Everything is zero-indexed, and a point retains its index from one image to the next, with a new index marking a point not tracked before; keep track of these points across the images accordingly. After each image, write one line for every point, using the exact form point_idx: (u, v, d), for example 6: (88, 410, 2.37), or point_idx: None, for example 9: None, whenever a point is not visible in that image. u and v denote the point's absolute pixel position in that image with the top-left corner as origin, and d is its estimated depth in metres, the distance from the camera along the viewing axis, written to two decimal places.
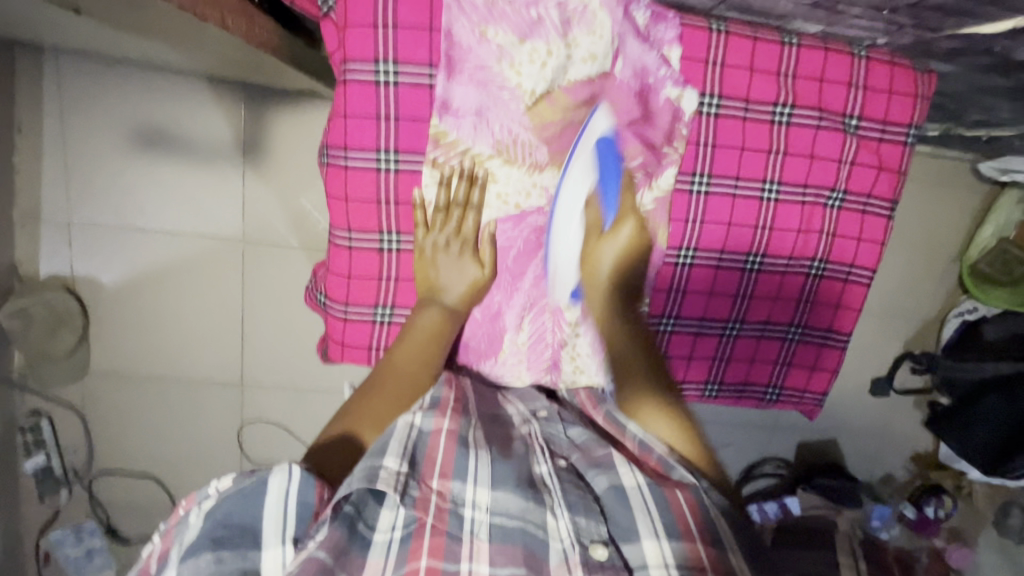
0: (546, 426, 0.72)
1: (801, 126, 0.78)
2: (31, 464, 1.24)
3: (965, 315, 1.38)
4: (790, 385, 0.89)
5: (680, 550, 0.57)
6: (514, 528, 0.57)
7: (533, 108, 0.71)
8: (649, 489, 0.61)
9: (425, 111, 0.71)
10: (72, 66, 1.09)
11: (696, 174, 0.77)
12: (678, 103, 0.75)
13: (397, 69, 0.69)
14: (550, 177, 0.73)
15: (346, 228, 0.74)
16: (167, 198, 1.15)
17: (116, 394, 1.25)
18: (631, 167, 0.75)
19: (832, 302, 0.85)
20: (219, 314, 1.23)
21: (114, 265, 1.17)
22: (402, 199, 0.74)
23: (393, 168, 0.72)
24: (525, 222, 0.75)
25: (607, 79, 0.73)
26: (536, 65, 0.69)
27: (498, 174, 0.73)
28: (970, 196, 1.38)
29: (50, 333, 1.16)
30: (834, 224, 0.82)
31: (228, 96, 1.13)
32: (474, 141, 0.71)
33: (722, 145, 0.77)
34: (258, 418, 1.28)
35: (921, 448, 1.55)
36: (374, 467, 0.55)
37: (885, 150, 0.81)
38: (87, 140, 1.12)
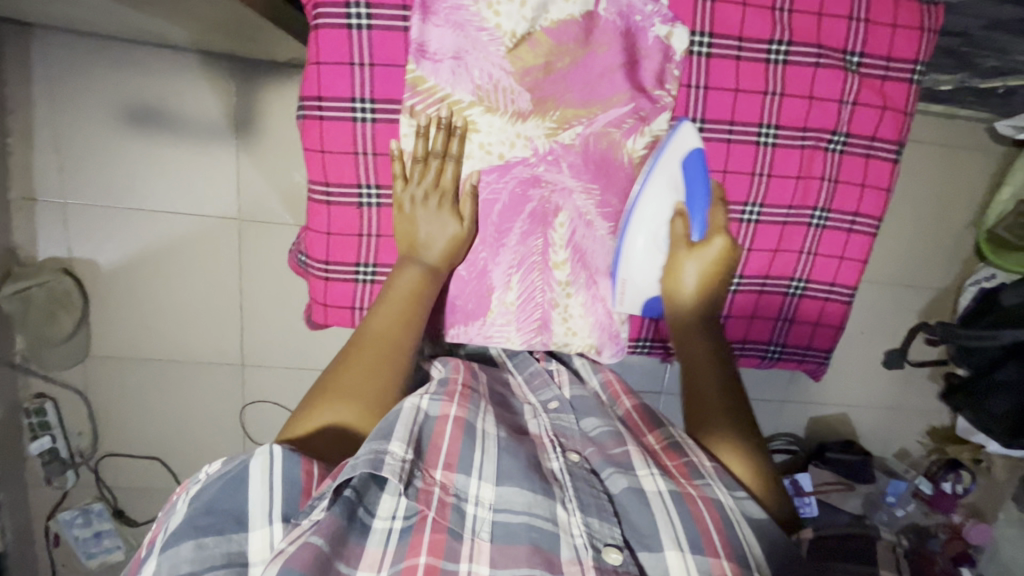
0: (557, 418, 0.71)
1: (799, 64, 0.71)
2: (37, 446, 1.24)
3: (983, 282, 1.33)
4: (793, 342, 0.80)
5: (704, 564, 0.53)
6: (520, 526, 0.54)
7: (514, 52, 0.65)
8: (672, 497, 0.58)
9: (400, 57, 0.66)
10: (59, 44, 1.07)
11: (691, 118, 0.72)
12: (667, 42, 0.68)
13: (369, 12, 0.65)
14: (535, 127, 0.67)
15: (324, 182, 0.70)
16: (161, 177, 1.15)
17: (118, 377, 1.25)
18: (620, 116, 0.69)
19: (835, 255, 0.77)
20: (218, 294, 1.22)
21: (111, 247, 1.17)
22: (379, 149, 0.69)
23: (369, 119, 0.68)
24: (510, 174, 0.69)
25: (591, 20, 0.66)
26: (514, 4, 0.64)
27: (480, 124, 0.67)
28: (986, 159, 1.32)
29: (50, 316, 1.16)
30: (837, 170, 0.74)
31: (216, 71, 1.11)
32: (453, 88, 0.65)
33: (714, 86, 0.71)
34: (263, 398, 1.29)
35: (937, 422, 1.52)
36: (379, 451, 0.53)
37: (890, 89, 0.73)
38: (78, 120, 1.11)
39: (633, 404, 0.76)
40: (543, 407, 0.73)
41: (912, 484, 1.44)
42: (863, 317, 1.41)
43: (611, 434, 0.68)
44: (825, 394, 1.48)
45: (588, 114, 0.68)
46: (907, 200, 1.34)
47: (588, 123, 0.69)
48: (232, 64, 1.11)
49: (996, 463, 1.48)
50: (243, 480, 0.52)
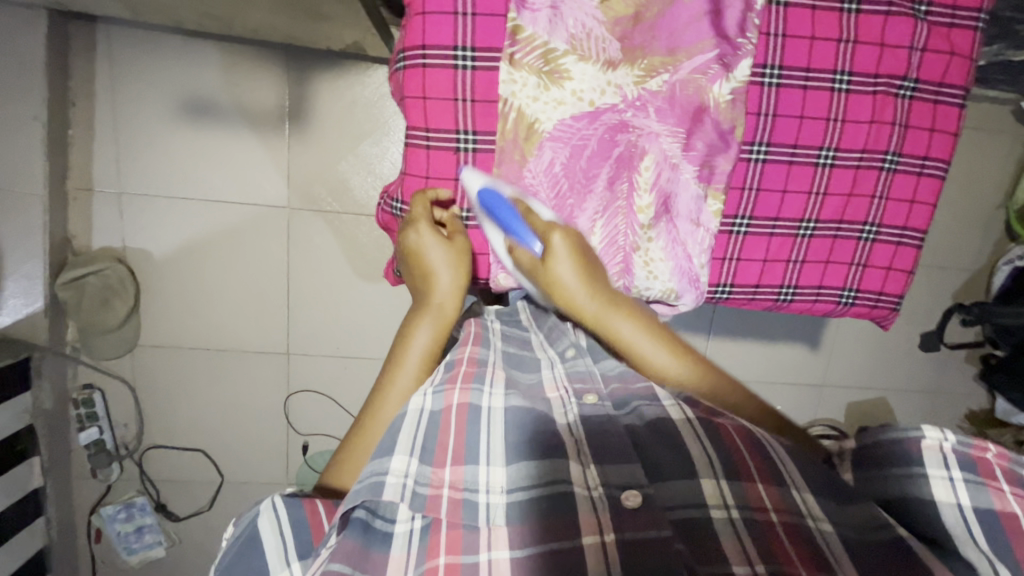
0: (571, 367, 0.70)
1: (872, 12, 0.67)
2: (85, 437, 1.23)
3: (1016, 261, 1.34)
4: (865, 289, 0.74)
5: (739, 489, 0.56)
6: (531, 506, 0.54)
7: (606, 3, 0.63)
8: (701, 423, 0.61)
9: (501, 6, 0.63)
10: (118, 40, 1.12)
11: (768, 66, 0.66)
12: None
13: None
14: (625, 75, 0.64)
15: (423, 128, 0.66)
16: (212, 167, 1.18)
17: (165, 367, 1.26)
18: (705, 64, 0.65)
19: (906, 198, 0.72)
20: (264, 282, 1.24)
21: (162, 237, 1.20)
22: (480, 96, 0.64)
23: (470, 67, 0.64)
24: (599, 121, 0.64)
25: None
26: None
27: (574, 72, 0.63)
28: (1013, 141, 1.35)
29: (103, 304, 1.17)
30: (907, 115, 0.69)
31: (268, 63, 1.15)
32: (550, 36, 0.63)
33: (792, 35, 0.66)
34: (308, 387, 1.31)
35: (975, 405, 1.52)
36: (381, 472, 0.53)
37: (956, 36, 0.69)
38: (134, 113, 1.15)
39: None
40: (561, 356, 0.72)
41: None
42: None
43: (632, 373, 0.68)
44: (862, 379, 1.48)
45: (673, 61, 0.65)
46: None
47: (673, 71, 0.65)
48: (283, 57, 1.15)
49: None
50: (256, 538, 0.53)
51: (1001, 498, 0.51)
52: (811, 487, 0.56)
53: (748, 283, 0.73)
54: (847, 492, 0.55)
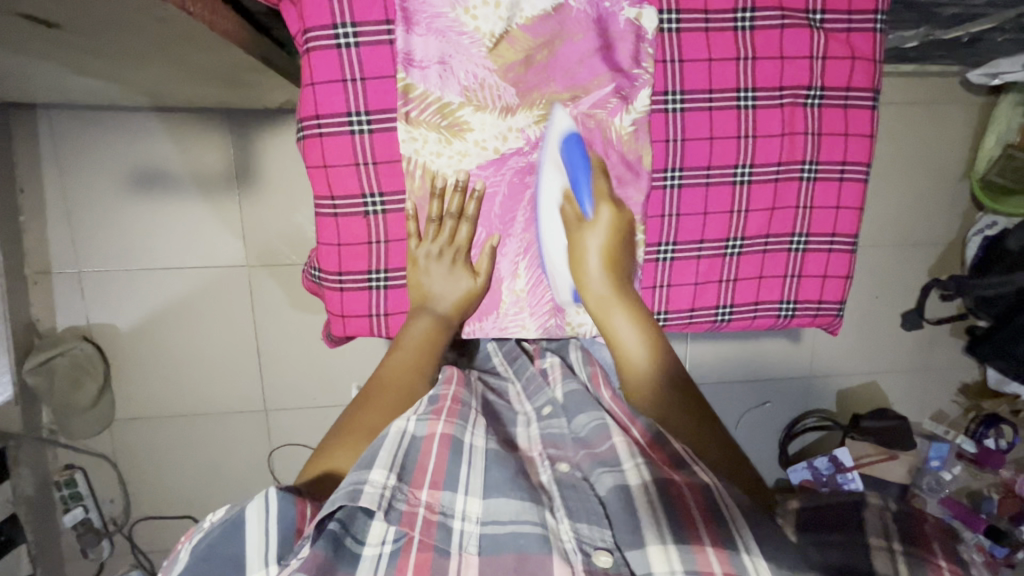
0: (547, 426, 0.69)
1: (765, 29, 0.68)
2: (71, 518, 1.23)
3: (986, 231, 1.33)
4: (804, 298, 0.76)
5: (690, 559, 0.49)
6: (507, 535, 0.53)
7: (495, 50, 0.63)
8: (656, 489, 0.55)
9: (389, 68, 0.62)
10: (59, 122, 1.12)
11: (669, 93, 0.67)
12: (638, 23, 0.65)
13: (355, 31, 0.61)
14: (524, 119, 0.65)
15: (330, 197, 0.65)
16: (168, 236, 1.18)
17: (145, 439, 1.26)
18: (603, 98, 0.66)
19: (831, 205, 0.73)
20: (234, 342, 1.24)
21: (127, 309, 1.20)
22: (382, 158, 0.64)
23: (367, 132, 0.63)
24: (507, 166, 0.66)
25: (565, 11, 0.64)
26: (491, 6, 0.62)
27: (473, 123, 0.64)
28: (967, 111, 1.34)
29: (73, 385, 1.17)
30: (819, 123, 0.71)
31: (212, 127, 1.16)
32: (443, 92, 0.63)
33: (689, 59, 0.67)
34: (290, 440, 1.30)
35: (967, 378, 1.50)
36: (359, 482, 0.52)
37: (855, 41, 0.70)
38: (84, 191, 1.15)
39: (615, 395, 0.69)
40: (538, 414, 0.72)
41: (954, 446, 1.43)
42: (874, 281, 1.41)
43: (601, 429, 0.63)
44: (851, 365, 1.46)
45: (572, 96, 0.66)
46: (896, 161, 1.35)
47: (574, 105, 0.66)
48: (225, 120, 1.16)
49: None
50: (241, 526, 0.51)
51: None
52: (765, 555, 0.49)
53: (684, 308, 0.74)
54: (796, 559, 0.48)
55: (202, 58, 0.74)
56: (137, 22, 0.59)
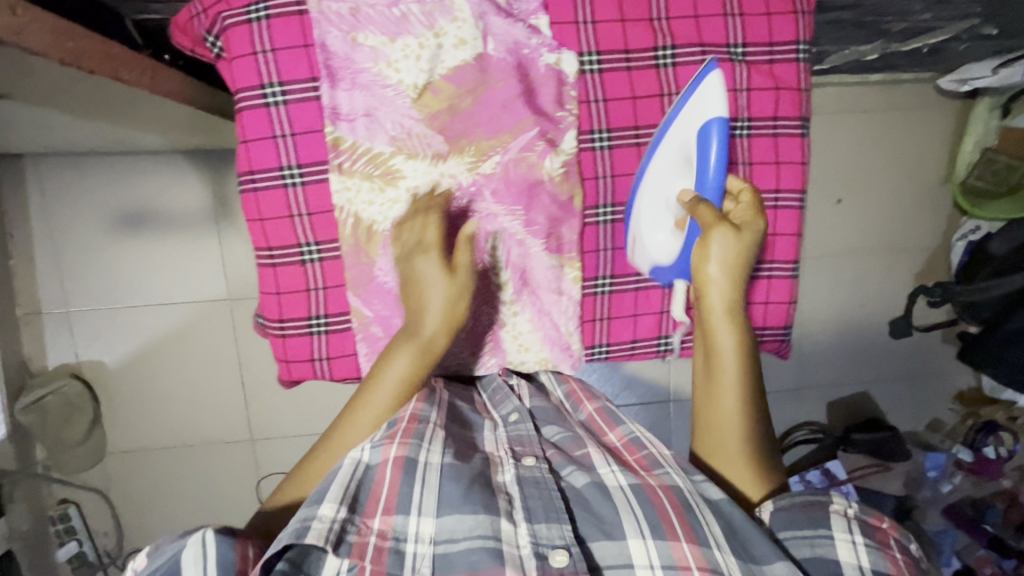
0: (517, 428, 0.69)
1: (685, 65, 0.70)
2: (65, 552, 1.27)
3: (969, 236, 1.31)
4: (745, 327, 0.76)
5: (666, 550, 0.54)
6: (459, 552, 0.54)
7: (419, 101, 0.65)
8: (632, 490, 0.58)
9: (318, 123, 0.65)
10: (44, 168, 1.16)
11: (595, 131, 0.71)
12: (558, 68, 0.68)
13: (283, 89, 0.64)
14: (456, 164, 0.68)
15: (266, 247, 0.68)
16: (151, 272, 1.22)
17: (135, 471, 1.29)
18: (530, 142, 0.68)
19: (766, 232, 0.74)
20: (218, 374, 1.26)
21: (114, 346, 1.23)
22: (315, 209, 0.67)
23: (300, 184, 0.66)
24: (437, 211, 0.68)
25: (485, 59, 0.65)
26: (411, 60, 0.63)
27: (406, 171, 0.67)
28: (944, 116, 1.33)
29: (66, 421, 1.21)
30: (747, 153, 0.72)
31: (190, 167, 1.19)
32: (372, 142, 0.65)
33: (612, 99, 0.70)
34: (276, 470, 1.32)
35: (963, 385, 1.46)
36: (308, 518, 0.52)
37: (779, 71, 0.71)
38: (70, 233, 1.19)
39: (594, 406, 0.74)
40: (504, 420, 0.70)
41: (951, 455, 1.39)
42: (859, 290, 1.39)
43: (571, 440, 0.68)
44: (842, 375, 1.43)
45: (500, 143, 0.68)
46: (875, 169, 1.34)
47: (503, 151, 0.68)
48: (202, 159, 1.19)
49: None
50: (176, 570, 0.51)
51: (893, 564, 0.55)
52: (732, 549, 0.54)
53: (627, 338, 0.79)
54: (761, 551, 0.54)
55: (157, 111, 0.77)
56: (87, 87, 0.62)
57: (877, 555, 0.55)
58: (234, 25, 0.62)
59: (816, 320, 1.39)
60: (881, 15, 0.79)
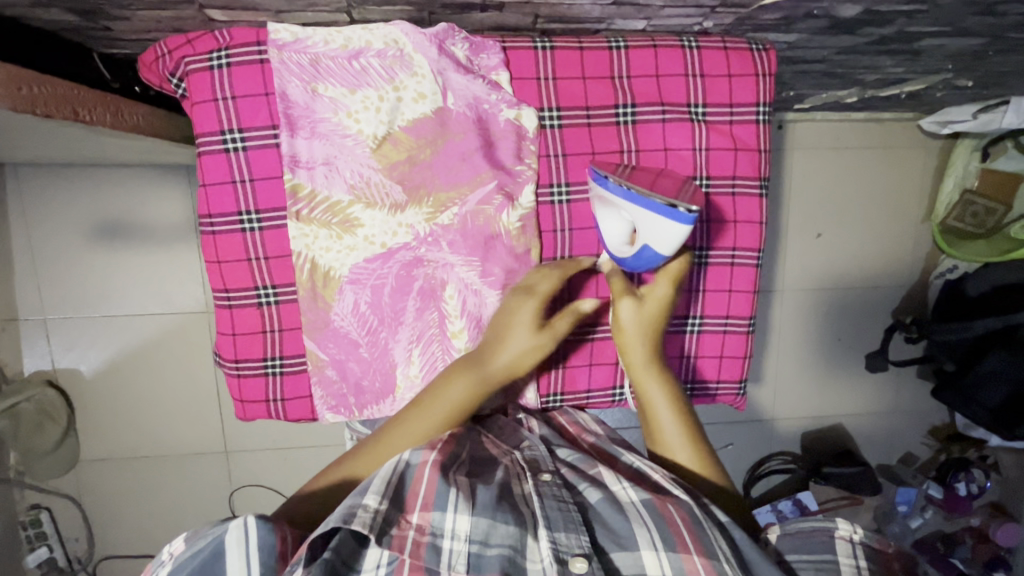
0: (531, 449, 0.72)
1: (646, 124, 0.70)
2: (34, 559, 1.28)
3: (947, 275, 1.32)
4: (701, 381, 0.77)
5: (678, 562, 0.56)
6: (491, 556, 0.56)
7: (378, 150, 0.65)
8: (645, 504, 0.61)
9: (276, 170, 0.66)
10: (26, 176, 1.16)
11: (555, 185, 0.71)
12: (518, 123, 0.68)
13: (242, 136, 0.65)
14: (414, 214, 0.68)
15: (223, 289, 0.69)
16: (130, 283, 1.22)
17: (108, 479, 1.29)
18: (488, 195, 0.68)
19: (724, 288, 0.74)
20: (194, 386, 1.27)
21: (91, 354, 1.24)
22: (272, 253, 0.67)
23: (257, 229, 0.67)
24: (393, 259, 0.68)
25: (444, 112, 0.66)
26: (370, 111, 0.64)
27: (364, 219, 0.67)
28: (925, 155, 1.33)
29: (39, 428, 1.22)
30: (705, 211, 0.72)
31: (172, 180, 1.19)
32: (330, 190, 0.66)
33: (573, 154, 0.70)
34: (250, 482, 1.32)
35: (937, 421, 1.47)
36: (353, 506, 0.55)
37: (739, 131, 0.71)
38: (50, 241, 1.19)
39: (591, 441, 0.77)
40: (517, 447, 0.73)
41: (921, 490, 1.40)
42: (836, 324, 1.40)
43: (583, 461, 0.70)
44: (816, 407, 1.44)
45: (459, 195, 0.68)
46: (855, 204, 1.34)
47: (462, 204, 0.68)
48: (184, 173, 1.19)
49: (1003, 457, 1.42)
50: (220, 553, 0.53)
51: None
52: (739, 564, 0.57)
53: (582, 386, 0.84)
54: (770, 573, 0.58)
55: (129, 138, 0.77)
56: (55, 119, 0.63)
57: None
58: (195, 70, 0.63)
59: (793, 351, 1.40)
60: (852, 68, 0.79)
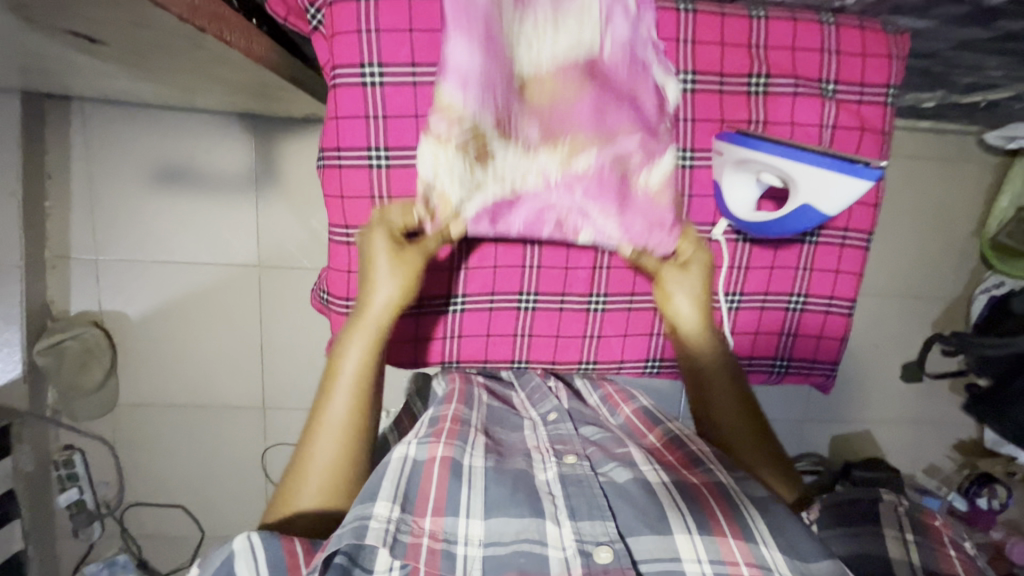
0: (556, 427, 0.72)
1: (776, 96, 0.75)
2: (65, 499, 1.25)
3: (992, 291, 1.32)
4: (798, 357, 0.85)
5: (711, 544, 0.54)
6: (508, 554, 0.53)
7: (529, 90, 0.64)
8: (674, 485, 0.61)
9: (412, 108, 0.70)
10: (91, 114, 1.15)
11: (682, 149, 0.75)
12: (663, 88, 0.67)
13: (382, 70, 0.69)
14: (546, 158, 0.66)
15: (344, 226, 0.74)
16: (185, 230, 1.21)
17: (143, 426, 1.28)
18: (627, 150, 0.67)
19: (831, 268, 0.81)
20: (238, 339, 1.26)
21: (138, 299, 1.23)
22: (396, 193, 0.73)
23: (385, 165, 0.72)
24: (521, 206, 0.69)
25: (597, 60, 0.64)
26: (531, 47, 0.62)
27: (499, 156, 0.65)
28: (983, 170, 1.35)
29: (81, 368, 1.19)
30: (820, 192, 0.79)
31: (236, 130, 1.18)
32: (470, 108, 0.59)
33: (701, 119, 0.75)
34: (283, 440, 1.32)
35: (964, 435, 1.49)
36: (363, 517, 0.52)
37: (866, 111, 0.76)
38: (109, 182, 1.18)
39: (632, 409, 0.78)
40: (543, 419, 0.74)
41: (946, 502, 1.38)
42: (877, 330, 1.40)
43: (609, 441, 0.70)
44: (849, 412, 1.45)
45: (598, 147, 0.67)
46: (908, 215, 1.35)
47: (599, 151, 0.67)
48: (249, 123, 1.18)
49: None
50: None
51: (945, 557, 0.63)
52: (779, 540, 0.55)
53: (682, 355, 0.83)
54: (809, 549, 0.55)
55: (230, 75, 0.76)
56: (177, 44, 0.62)
57: (926, 552, 0.63)
58: (340, 3, 0.67)
59: None
60: (955, 66, 0.85)
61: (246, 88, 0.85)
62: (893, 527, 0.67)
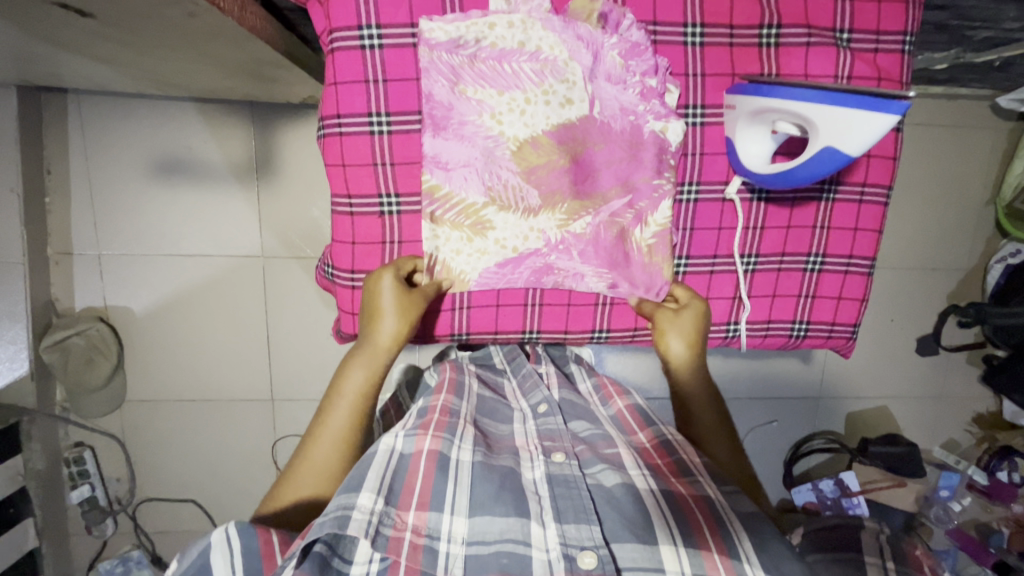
0: (545, 420, 0.71)
1: (789, 46, 0.74)
2: (77, 495, 1.26)
3: (1009, 259, 1.30)
4: (817, 320, 0.83)
5: (696, 559, 0.52)
6: (492, 554, 0.53)
7: (518, 153, 0.72)
8: (661, 495, 0.58)
9: (413, 71, 0.70)
10: (87, 107, 1.14)
11: (690, 106, 0.75)
12: (663, 135, 0.74)
13: (380, 33, 0.68)
14: (545, 219, 0.75)
15: (347, 195, 0.73)
16: (186, 222, 1.20)
17: (152, 422, 1.28)
18: (618, 211, 0.77)
19: (850, 226, 0.80)
20: (243, 331, 1.25)
21: (143, 293, 1.22)
22: (399, 159, 0.72)
23: (386, 131, 0.71)
24: (524, 264, 0.76)
25: (588, 121, 0.74)
26: (515, 114, 0.71)
27: (496, 221, 0.74)
28: (997, 134, 1.32)
29: (86, 364, 1.18)
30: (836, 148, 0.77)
31: (236, 118, 1.17)
32: (466, 192, 0.73)
33: (711, 73, 0.74)
34: (292, 432, 1.31)
35: (982, 408, 1.46)
36: (347, 506, 0.52)
37: (881, 60, 0.75)
38: (108, 176, 1.17)
39: (625, 404, 0.76)
40: (533, 411, 0.73)
41: (964, 476, 1.37)
42: (891, 303, 1.38)
43: (599, 437, 0.68)
44: (864, 388, 1.42)
45: (593, 205, 0.76)
46: (921, 183, 1.33)
47: (594, 214, 0.76)
48: (249, 111, 1.17)
49: None
50: (207, 569, 0.51)
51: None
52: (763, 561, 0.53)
53: None
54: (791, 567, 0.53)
55: (226, 52, 0.75)
56: (169, 15, 0.61)
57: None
58: None
59: None
60: (971, 20, 0.82)
61: (242, 70, 0.84)
62: (874, 555, 0.65)
